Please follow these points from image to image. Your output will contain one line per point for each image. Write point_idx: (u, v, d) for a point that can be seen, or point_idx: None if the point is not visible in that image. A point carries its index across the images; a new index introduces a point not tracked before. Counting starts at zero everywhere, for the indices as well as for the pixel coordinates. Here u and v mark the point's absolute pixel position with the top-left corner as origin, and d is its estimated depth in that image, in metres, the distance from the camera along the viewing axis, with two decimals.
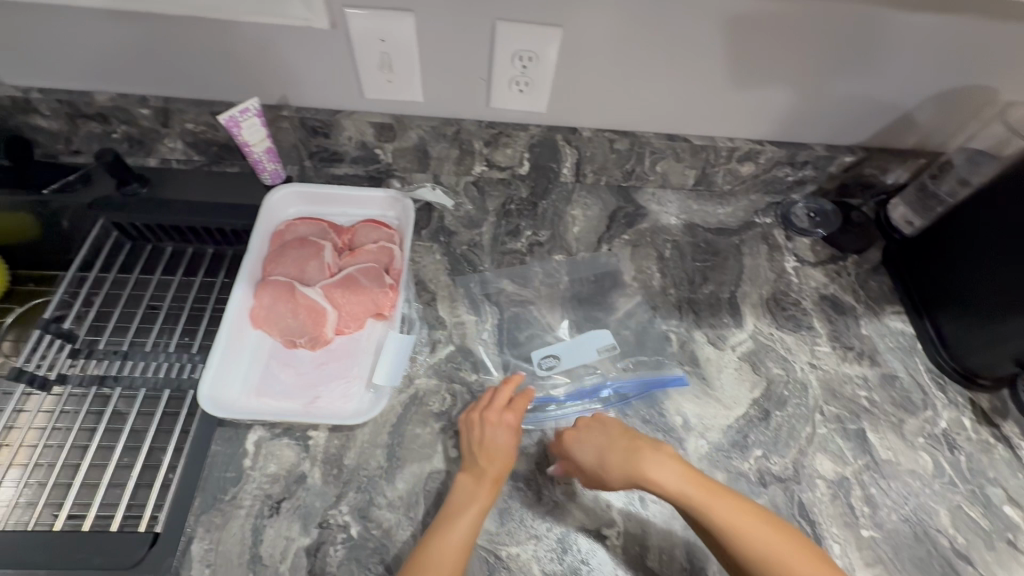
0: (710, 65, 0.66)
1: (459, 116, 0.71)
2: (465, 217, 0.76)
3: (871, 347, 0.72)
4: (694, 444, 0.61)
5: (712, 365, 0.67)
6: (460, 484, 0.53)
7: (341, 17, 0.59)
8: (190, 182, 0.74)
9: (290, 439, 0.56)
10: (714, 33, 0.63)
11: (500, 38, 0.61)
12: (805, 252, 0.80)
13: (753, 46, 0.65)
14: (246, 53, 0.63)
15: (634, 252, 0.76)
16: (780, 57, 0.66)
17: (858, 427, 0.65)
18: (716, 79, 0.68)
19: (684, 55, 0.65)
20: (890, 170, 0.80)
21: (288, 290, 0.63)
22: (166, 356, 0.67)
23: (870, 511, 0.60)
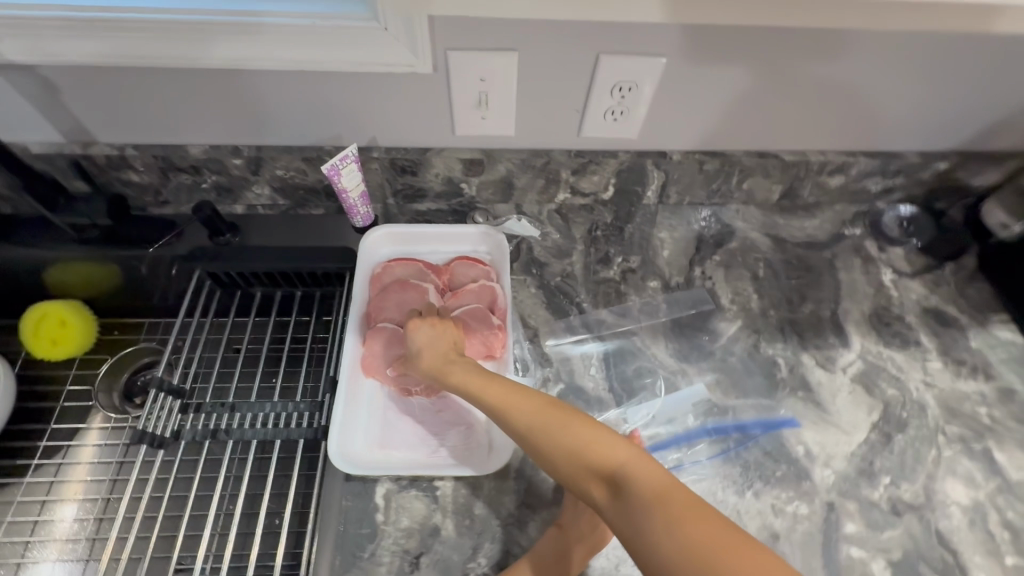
0: (810, 82, 0.64)
1: (547, 147, 0.70)
2: (553, 246, 0.75)
3: (984, 361, 0.70)
4: (820, 474, 0.60)
5: (825, 389, 0.66)
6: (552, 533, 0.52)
7: (443, 60, 0.58)
8: (278, 227, 0.74)
9: (419, 490, 0.56)
10: (821, 51, 0.61)
11: (601, 70, 0.60)
12: (901, 263, 0.78)
13: (859, 62, 0.62)
14: (342, 100, 0.63)
15: (727, 273, 0.75)
16: (885, 71, 0.64)
17: (984, 446, 0.63)
18: (816, 96, 0.66)
19: (785, 74, 0.63)
20: (986, 174, 0.77)
21: (397, 337, 0.64)
22: (272, 405, 0.65)
23: (1010, 536, 0.58)
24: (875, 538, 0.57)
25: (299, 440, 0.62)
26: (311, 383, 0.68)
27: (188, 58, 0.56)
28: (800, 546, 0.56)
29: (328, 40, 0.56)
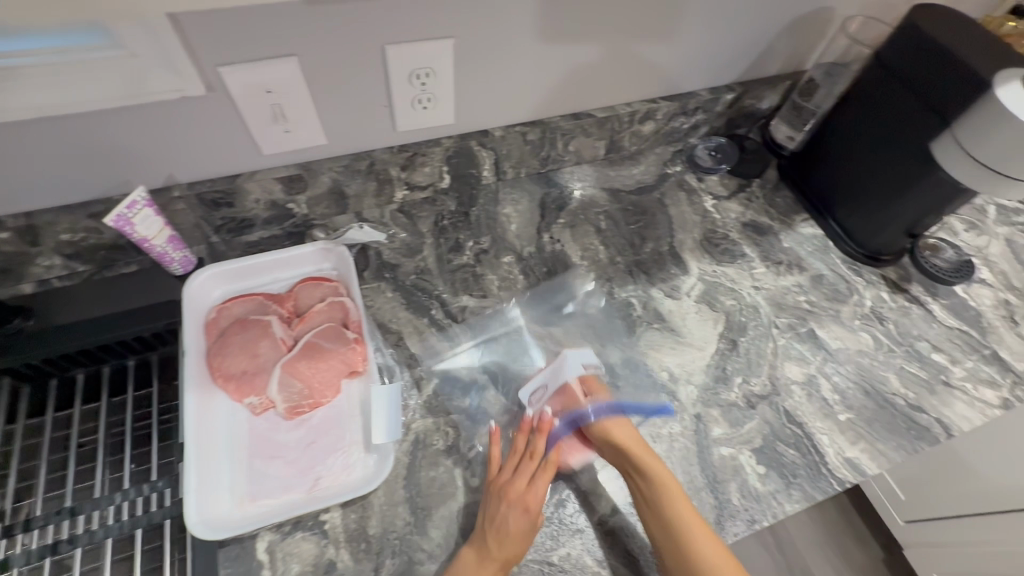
0: (598, 43, 0.69)
1: (367, 148, 0.68)
2: (402, 246, 0.74)
3: (796, 257, 0.80)
4: (685, 392, 0.65)
5: (676, 316, 0.72)
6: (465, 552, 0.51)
7: (216, 78, 0.54)
8: (82, 296, 0.65)
9: (305, 531, 0.53)
10: (598, 11, 0.64)
11: (392, 61, 0.59)
12: (717, 188, 0.87)
13: (633, 20, 0.67)
14: (112, 143, 0.56)
15: (573, 232, 0.78)
16: (659, 23, 0.69)
17: (808, 328, 0.73)
18: (607, 54, 0.70)
19: (572, 38, 0.66)
20: (767, 97, 0.88)
21: (249, 382, 0.59)
22: (122, 495, 0.59)
23: (840, 398, 0.67)
24: (738, 433, 0.63)
25: (165, 520, 0.58)
26: (167, 458, 0.62)
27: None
28: (679, 461, 0.61)
29: (66, 78, 0.48)
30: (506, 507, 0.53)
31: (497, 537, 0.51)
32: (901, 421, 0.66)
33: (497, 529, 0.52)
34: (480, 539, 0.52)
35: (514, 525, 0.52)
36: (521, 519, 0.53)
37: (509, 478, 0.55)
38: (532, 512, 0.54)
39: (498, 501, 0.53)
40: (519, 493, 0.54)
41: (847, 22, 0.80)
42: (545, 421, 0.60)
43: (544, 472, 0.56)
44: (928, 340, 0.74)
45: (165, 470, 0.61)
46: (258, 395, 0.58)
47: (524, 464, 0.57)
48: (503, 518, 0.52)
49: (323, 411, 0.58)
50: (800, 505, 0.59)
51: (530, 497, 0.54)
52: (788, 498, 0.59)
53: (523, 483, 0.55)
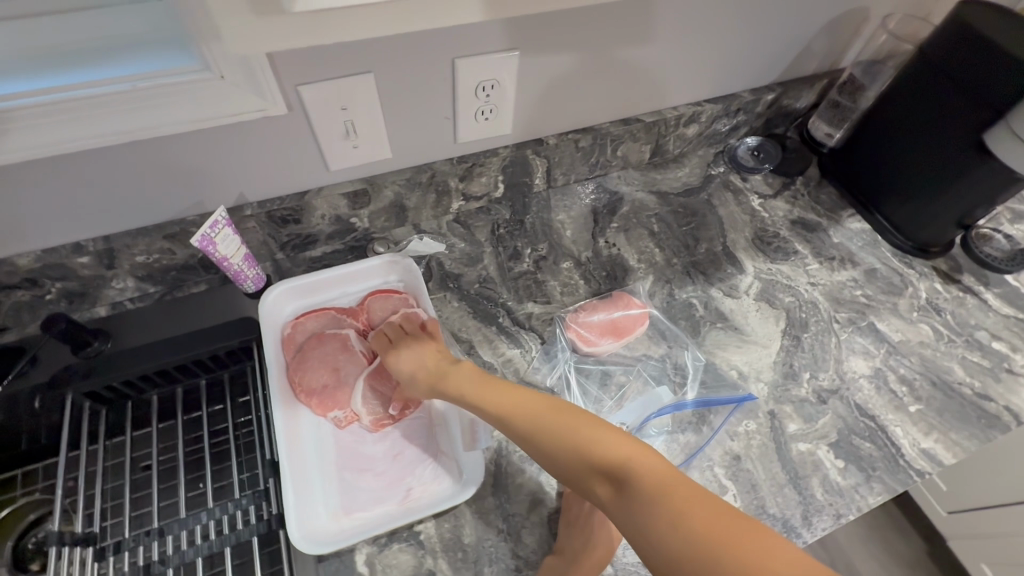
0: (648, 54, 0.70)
1: (429, 161, 0.69)
2: (462, 256, 0.74)
3: (847, 252, 0.81)
4: (756, 390, 0.66)
5: (738, 315, 0.72)
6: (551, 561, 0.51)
7: (295, 97, 0.55)
8: (156, 317, 0.65)
9: (402, 542, 0.53)
10: (638, 23, 0.65)
11: (460, 74, 0.60)
12: (762, 187, 0.88)
13: (635, 35, 0.66)
14: (193, 164, 0.57)
15: (628, 236, 0.79)
16: (661, 32, 0.67)
17: (868, 322, 0.73)
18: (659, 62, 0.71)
19: (624, 51, 0.68)
20: (804, 96, 0.89)
21: (333, 394, 0.59)
22: (209, 513, 0.58)
23: (908, 389, 0.68)
24: (813, 429, 0.63)
25: (252, 537, 0.57)
26: (248, 475, 0.62)
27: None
28: (759, 458, 0.61)
29: (157, 103, 0.49)
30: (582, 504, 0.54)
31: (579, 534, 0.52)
32: (971, 410, 0.67)
33: (583, 531, 0.52)
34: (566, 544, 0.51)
35: (596, 524, 0.53)
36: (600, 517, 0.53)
37: None
38: None
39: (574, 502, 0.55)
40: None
41: (885, 20, 0.81)
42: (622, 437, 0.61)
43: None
44: (987, 329, 0.74)
45: (248, 486, 0.61)
46: (343, 408, 0.59)
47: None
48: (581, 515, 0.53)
49: (407, 422, 0.59)
50: (882, 497, 0.60)
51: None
52: (870, 491, 0.60)
53: None
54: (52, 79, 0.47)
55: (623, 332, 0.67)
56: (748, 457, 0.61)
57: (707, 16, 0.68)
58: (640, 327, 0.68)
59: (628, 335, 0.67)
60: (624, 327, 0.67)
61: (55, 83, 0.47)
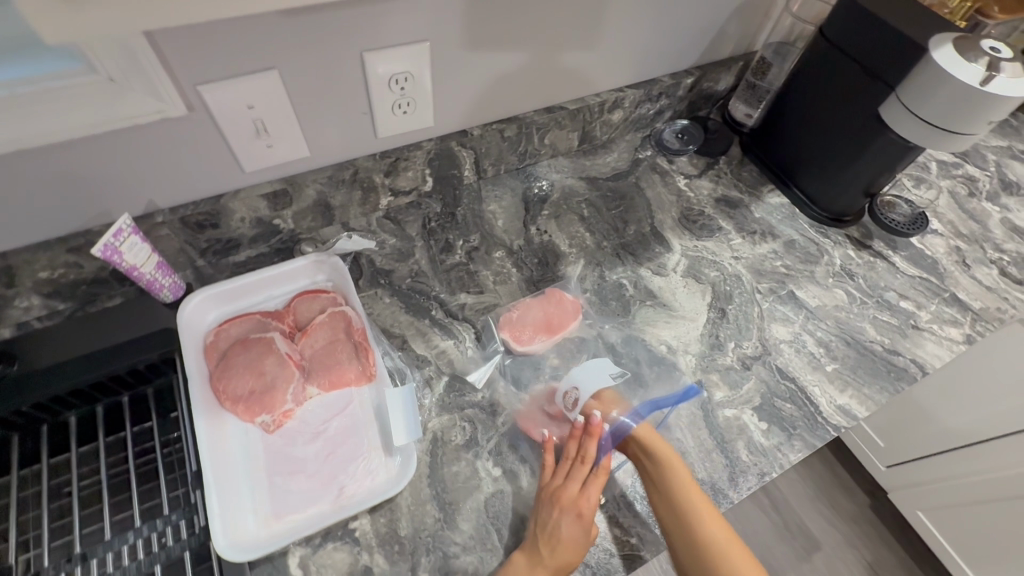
0: (565, 46, 0.71)
1: (350, 157, 0.68)
2: (393, 251, 0.74)
3: (768, 225, 0.85)
4: (684, 361, 0.68)
5: (667, 292, 0.75)
6: (517, 561, 0.52)
7: (196, 98, 0.53)
8: (67, 335, 0.62)
9: (336, 541, 0.52)
10: (549, 13, 0.65)
11: (371, 68, 0.59)
12: (688, 168, 0.91)
13: (579, 38, 0.71)
14: (92, 172, 0.54)
15: (559, 222, 0.80)
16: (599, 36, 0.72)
17: (787, 290, 0.77)
18: (577, 50, 0.73)
19: (539, 45, 0.69)
20: (723, 79, 0.92)
21: (260, 399, 0.58)
22: (135, 533, 0.57)
23: (824, 350, 0.72)
24: (738, 395, 0.66)
25: (185, 553, 0.56)
26: (176, 491, 0.60)
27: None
28: (688, 427, 0.63)
29: (40, 108, 0.46)
30: (558, 514, 0.54)
31: (549, 544, 0.52)
32: (881, 365, 0.72)
33: (550, 535, 0.53)
34: (533, 544, 0.52)
35: (565, 532, 0.53)
36: (573, 527, 0.53)
37: (561, 485, 0.56)
38: (585, 520, 0.54)
39: (550, 506, 0.54)
40: (572, 499, 0.55)
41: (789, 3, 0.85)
42: (595, 426, 0.60)
43: (595, 479, 0.58)
44: (895, 289, 0.80)
45: (176, 502, 0.59)
46: (272, 412, 0.57)
47: (576, 470, 0.57)
48: (555, 524, 0.53)
49: (338, 421, 0.58)
50: (802, 453, 0.63)
51: (582, 503, 0.55)
52: (791, 448, 0.63)
53: (575, 489, 0.56)
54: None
55: (553, 327, 0.67)
56: (677, 426, 0.63)
57: (617, 4, 0.70)
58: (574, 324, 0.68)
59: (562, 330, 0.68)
60: (555, 324, 0.68)
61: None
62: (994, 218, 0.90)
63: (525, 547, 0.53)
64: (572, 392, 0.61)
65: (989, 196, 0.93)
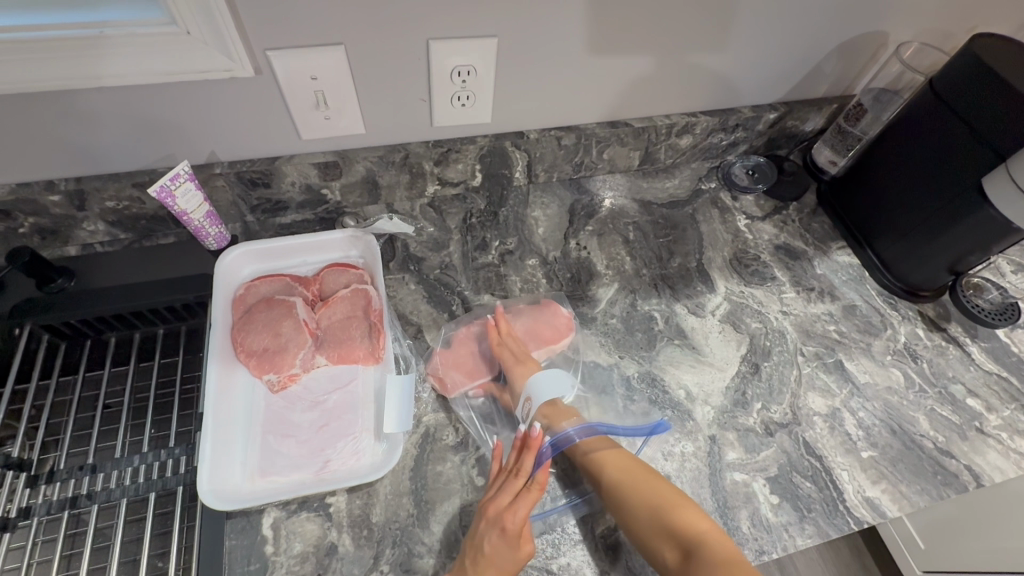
0: (670, 52, 0.69)
1: (404, 141, 0.69)
2: (429, 240, 0.74)
3: (829, 284, 0.78)
4: (702, 412, 0.64)
5: (699, 334, 0.70)
6: None
7: (265, 62, 0.55)
8: (120, 264, 0.68)
9: (310, 511, 0.53)
10: (630, 20, 0.63)
11: (436, 56, 0.59)
12: (752, 208, 0.85)
13: (708, 42, 0.69)
14: (163, 117, 0.58)
15: (601, 241, 0.77)
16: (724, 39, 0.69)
17: (835, 359, 0.70)
18: (650, 64, 0.70)
19: (641, 52, 0.68)
20: (811, 119, 0.86)
21: (271, 358, 0.60)
22: (141, 458, 0.60)
23: (864, 433, 0.65)
24: (753, 460, 0.61)
25: (179, 487, 0.59)
26: (185, 427, 0.63)
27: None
28: (690, 482, 0.59)
29: (127, 52, 0.50)
30: (483, 529, 0.51)
31: (473, 561, 0.50)
32: (927, 465, 0.64)
33: (474, 553, 0.50)
34: (461, 563, 0.50)
35: (490, 549, 0.50)
36: (497, 544, 0.50)
37: (491, 497, 0.53)
38: (510, 537, 0.51)
39: (478, 520, 0.52)
40: (497, 513, 0.52)
41: (900, 47, 0.77)
42: (534, 438, 0.56)
43: (528, 493, 0.53)
44: (964, 383, 0.70)
45: (182, 437, 0.62)
46: (279, 372, 0.59)
47: (508, 483, 0.54)
48: (480, 540, 0.51)
49: (337, 396, 0.59)
50: (812, 540, 0.58)
51: (507, 519, 0.51)
52: (800, 532, 0.58)
53: (503, 502, 0.52)
54: (15, 18, 0.49)
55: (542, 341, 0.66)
56: (678, 479, 0.59)
57: (723, 12, 0.65)
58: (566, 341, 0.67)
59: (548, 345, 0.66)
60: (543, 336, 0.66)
61: (19, 23, 0.48)
62: None
63: (457, 566, 0.51)
64: (528, 402, 0.59)
65: None
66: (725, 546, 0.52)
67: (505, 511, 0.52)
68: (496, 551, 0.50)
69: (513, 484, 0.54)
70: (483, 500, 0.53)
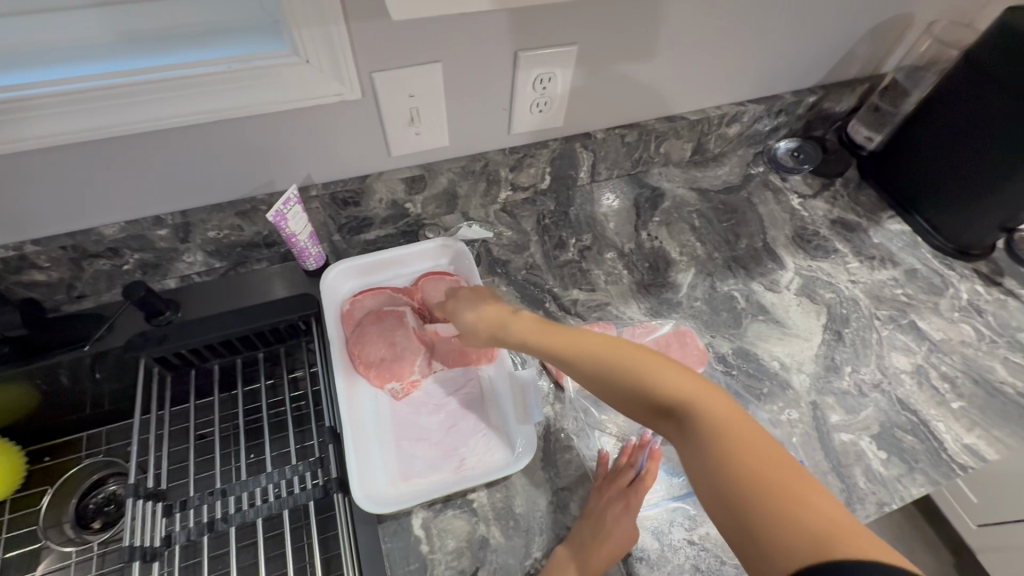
0: (726, 46, 0.73)
1: (483, 150, 0.72)
2: (509, 243, 0.77)
3: (887, 252, 0.82)
4: (798, 381, 0.67)
5: (780, 308, 0.74)
6: (559, 553, 0.51)
7: (369, 83, 0.58)
8: (216, 291, 0.69)
9: (455, 509, 0.55)
10: (693, 17, 0.67)
11: (522, 67, 0.63)
12: (801, 187, 0.89)
13: (759, 35, 0.74)
14: (270, 144, 0.60)
15: (670, 229, 0.81)
16: (774, 31, 0.74)
17: (908, 319, 0.74)
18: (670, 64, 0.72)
19: (702, 47, 0.71)
20: (845, 100, 0.90)
21: (391, 365, 0.62)
22: (268, 478, 0.59)
23: (950, 386, 0.68)
24: (856, 420, 0.64)
25: (308, 502, 0.57)
26: (304, 443, 0.65)
27: (64, 132, 0.50)
28: (802, 445, 0.62)
29: (250, 85, 0.53)
30: (607, 502, 0.54)
31: (595, 531, 0.52)
32: (1014, 409, 0.67)
33: (597, 523, 0.53)
34: (579, 531, 0.53)
35: (611, 521, 0.53)
36: (619, 517, 0.53)
37: (613, 478, 0.57)
38: (631, 514, 0.54)
39: (598, 497, 0.55)
40: (620, 491, 0.55)
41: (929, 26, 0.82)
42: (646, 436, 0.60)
43: (645, 481, 0.57)
44: None
45: (304, 453, 0.64)
46: (400, 380, 0.61)
47: (624, 470, 0.57)
48: (602, 511, 0.54)
49: (459, 398, 0.61)
50: (925, 488, 0.60)
51: (629, 497, 0.55)
52: (913, 482, 0.61)
53: (624, 484, 0.56)
54: (144, 62, 0.51)
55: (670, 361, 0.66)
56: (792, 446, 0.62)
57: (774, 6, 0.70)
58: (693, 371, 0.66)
59: None
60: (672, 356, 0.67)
61: (151, 65, 0.51)
62: None
63: (572, 537, 0.53)
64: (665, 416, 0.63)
65: None
66: (799, 497, 0.38)
67: (624, 493, 0.55)
68: (615, 526, 0.53)
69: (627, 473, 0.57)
70: (600, 483, 0.56)
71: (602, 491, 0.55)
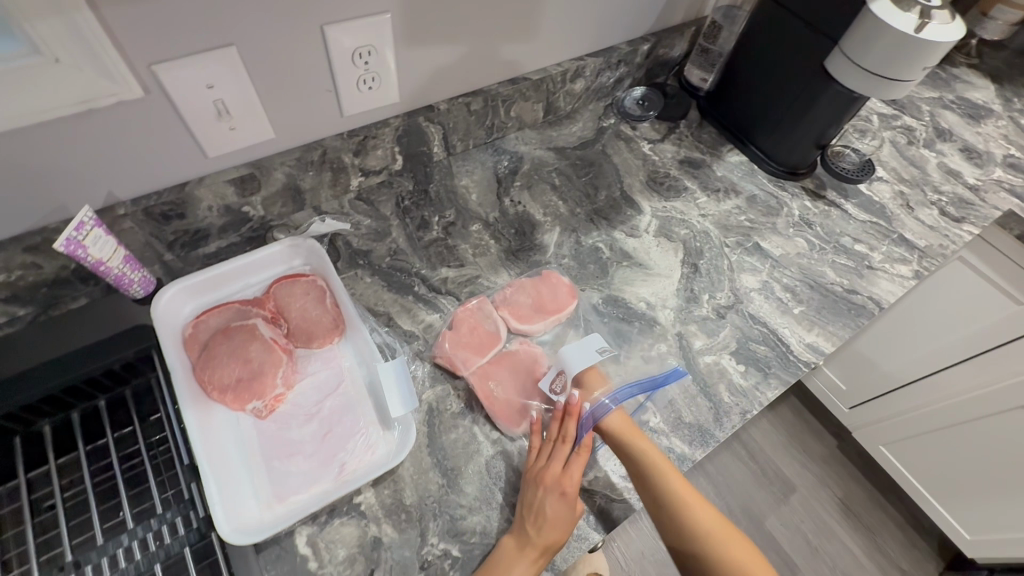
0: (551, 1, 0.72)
1: (317, 138, 0.67)
2: (369, 231, 0.74)
3: (729, 183, 0.88)
4: (664, 316, 0.71)
5: (641, 252, 0.77)
6: (504, 544, 0.52)
7: (150, 79, 0.51)
8: (33, 339, 0.55)
9: (343, 517, 0.53)
10: None
11: (333, 42, 0.58)
12: (651, 133, 0.93)
13: None
14: (45, 163, 0.51)
15: (531, 192, 0.81)
16: None
17: (753, 242, 0.81)
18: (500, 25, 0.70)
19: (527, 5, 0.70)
20: (677, 45, 0.94)
21: (248, 384, 0.57)
22: (129, 535, 0.51)
23: (791, 295, 0.76)
24: (716, 341, 0.70)
25: (185, 550, 0.50)
26: (172, 490, 0.55)
27: None
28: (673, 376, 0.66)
29: None
30: (543, 494, 0.53)
31: (536, 523, 0.52)
32: (843, 305, 0.76)
33: (536, 517, 0.52)
34: (521, 527, 0.52)
35: (550, 510, 0.53)
36: (558, 506, 0.53)
37: (544, 466, 0.55)
38: (569, 499, 0.54)
39: (534, 487, 0.54)
40: (556, 478, 0.54)
41: None
42: (573, 405, 0.59)
43: (578, 457, 0.57)
44: (850, 234, 0.85)
45: (173, 500, 0.54)
46: (262, 398, 0.57)
47: (557, 449, 0.57)
48: (540, 503, 0.53)
49: (331, 402, 0.58)
50: (778, 390, 0.67)
51: (565, 483, 0.54)
52: (767, 386, 0.67)
53: (559, 467, 0.55)
54: None
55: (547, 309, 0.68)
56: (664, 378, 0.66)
57: None
58: (568, 308, 0.68)
59: (555, 315, 0.67)
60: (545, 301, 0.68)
61: None
62: (931, 162, 0.95)
63: (514, 530, 0.52)
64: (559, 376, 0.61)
65: (926, 143, 0.97)
66: (732, 554, 0.60)
67: (563, 477, 0.55)
68: (557, 514, 0.53)
69: (562, 455, 0.57)
70: (532, 475, 0.55)
71: (537, 484, 0.54)
